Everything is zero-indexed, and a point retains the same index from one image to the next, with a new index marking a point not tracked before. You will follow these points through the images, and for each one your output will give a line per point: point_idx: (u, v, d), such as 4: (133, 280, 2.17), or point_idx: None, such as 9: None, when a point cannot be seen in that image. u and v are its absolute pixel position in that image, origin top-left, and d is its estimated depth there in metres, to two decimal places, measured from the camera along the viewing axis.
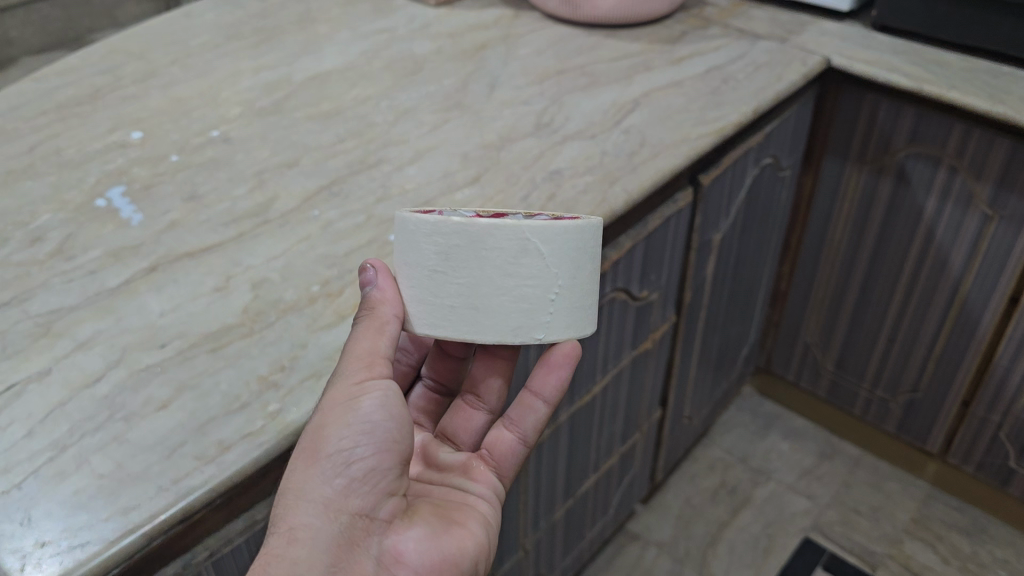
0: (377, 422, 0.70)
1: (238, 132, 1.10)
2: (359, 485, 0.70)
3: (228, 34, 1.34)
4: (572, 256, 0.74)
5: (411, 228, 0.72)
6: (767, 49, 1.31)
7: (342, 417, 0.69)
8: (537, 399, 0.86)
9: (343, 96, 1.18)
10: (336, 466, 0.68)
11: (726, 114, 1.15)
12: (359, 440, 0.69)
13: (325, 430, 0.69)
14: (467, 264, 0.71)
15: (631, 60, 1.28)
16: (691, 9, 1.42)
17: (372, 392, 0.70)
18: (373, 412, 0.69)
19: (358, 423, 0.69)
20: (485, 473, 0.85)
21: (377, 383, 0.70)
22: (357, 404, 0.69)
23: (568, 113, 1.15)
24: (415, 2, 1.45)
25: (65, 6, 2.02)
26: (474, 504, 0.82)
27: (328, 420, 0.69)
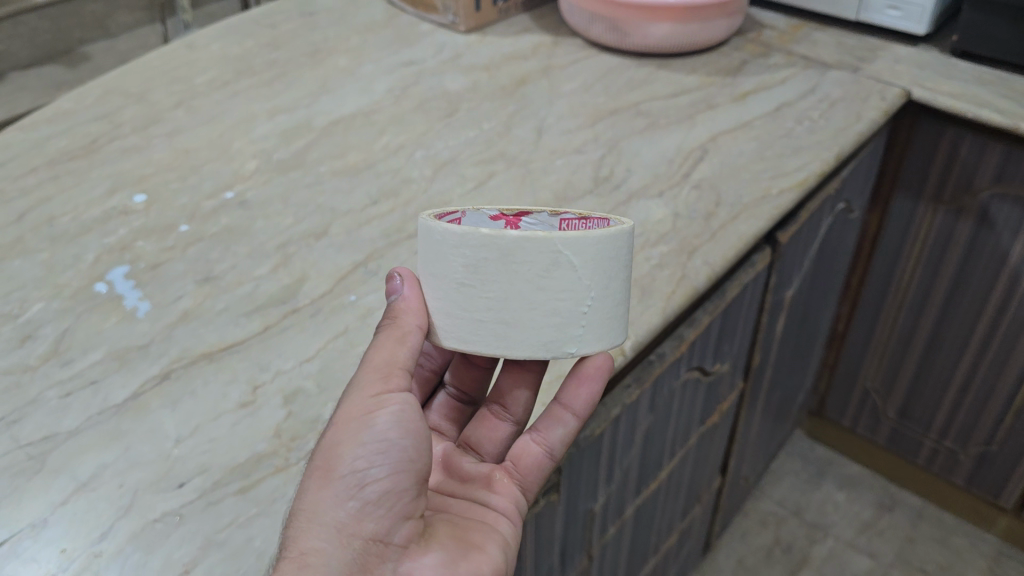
0: (397, 437, 0.59)
1: (256, 193, 0.97)
2: (375, 508, 0.59)
3: (238, 70, 1.20)
4: (610, 266, 0.62)
5: (435, 237, 0.61)
6: (839, 80, 1.18)
7: (356, 434, 0.59)
8: (567, 411, 0.70)
9: (372, 145, 1.05)
10: (349, 487, 0.58)
11: (807, 163, 1.02)
12: (375, 458, 0.58)
13: (337, 449, 0.59)
14: (496, 278, 0.60)
15: (690, 96, 1.14)
16: (748, 33, 1.28)
17: (390, 405, 0.60)
18: (391, 427, 0.59)
19: (374, 438, 0.59)
20: (507, 484, 0.70)
21: (394, 397, 0.60)
22: (373, 420, 0.59)
23: (628, 163, 1.01)
24: (441, 28, 1.31)
25: (54, 17, 1.85)
26: (495, 520, 0.67)
27: (340, 438, 0.59)
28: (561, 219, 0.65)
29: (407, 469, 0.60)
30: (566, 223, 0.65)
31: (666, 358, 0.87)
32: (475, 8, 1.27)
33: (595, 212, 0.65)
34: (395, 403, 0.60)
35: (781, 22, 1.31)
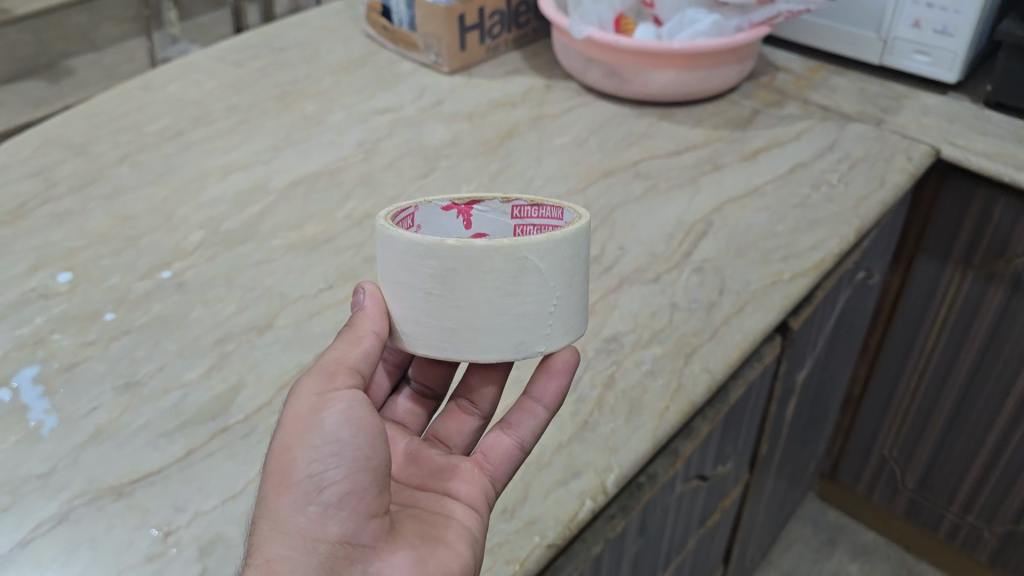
0: (350, 435, 0.54)
1: (198, 273, 0.86)
2: (337, 511, 0.54)
3: (194, 116, 1.09)
4: (574, 263, 0.58)
5: (394, 245, 0.56)
6: (860, 135, 1.05)
7: (304, 433, 0.54)
8: (537, 402, 0.65)
9: (335, 215, 0.93)
10: (306, 493, 0.54)
11: (825, 241, 0.89)
12: (329, 459, 0.54)
13: (289, 453, 0.54)
14: (463, 286, 0.56)
15: (693, 153, 1.02)
16: (760, 77, 1.16)
17: (337, 402, 0.55)
18: (341, 425, 0.54)
19: (325, 439, 0.54)
20: (473, 474, 0.63)
21: (343, 392, 0.56)
22: (321, 418, 0.55)
23: (622, 239, 0.89)
24: (424, 67, 1.18)
25: None
26: (459, 515, 0.60)
27: (291, 443, 0.55)
28: (513, 207, 0.60)
29: (367, 466, 0.55)
30: (518, 211, 0.60)
31: (658, 480, 0.75)
32: (460, 48, 1.15)
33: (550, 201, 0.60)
34: (343, 398, 0.55)
35: (797, 65, 1.19)
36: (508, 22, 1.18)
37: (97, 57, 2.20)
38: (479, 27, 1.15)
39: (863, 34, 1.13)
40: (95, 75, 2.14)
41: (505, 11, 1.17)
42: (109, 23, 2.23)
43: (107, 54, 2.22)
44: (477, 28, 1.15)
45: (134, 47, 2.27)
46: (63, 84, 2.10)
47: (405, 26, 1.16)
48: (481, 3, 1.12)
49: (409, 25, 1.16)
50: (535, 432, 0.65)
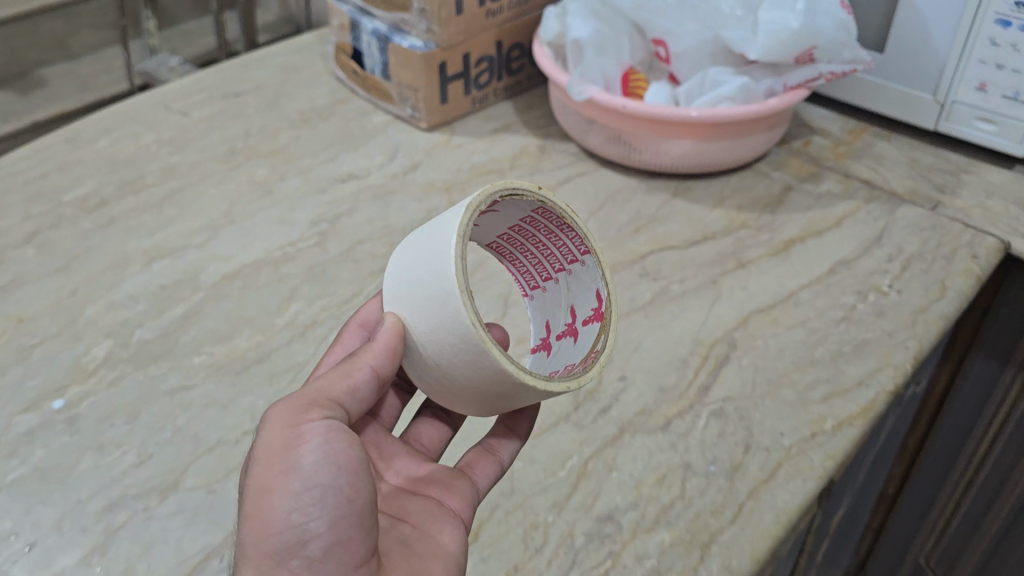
0: (331, 475, 0.49)
1: (95, 405, 0.69)
2: (321, 559, 0.49)
3: (122, 179, 0.91)
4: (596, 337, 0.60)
5: (471, 352, 0.50)
6: (914, 222, 0.88)
7: (281, 476, 0.49)
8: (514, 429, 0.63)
9: (275, 323, 0.76)
10: (288, 544, 0.49)
11: (876, 374, 0.72)
12: (310, 510, 0.49)
13: (267, 495, 0.49)
14: (512, 398, 0.54)
15: (714, 244, 0.85)
16: (793, 141, 0.99)
17: (313, 437, 0.49)
18: (319, 465, 0.49)
19: (305, 484, 0.49)
20: (461, 484, 0.59)
21: (323, 426, 0.50)
22: (298, 458, 0.49)
23: (625, 366, 0.72)
24: (399, 120, 1.00)
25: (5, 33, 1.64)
26: (449, 537, 0.56)
27: (268, 483, 0.49)
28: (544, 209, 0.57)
29: (352, 509, 0.49)
30: (544, 215, 0.58)
31: None
32: (440, 100, 0.97)
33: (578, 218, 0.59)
34: (321, 433, 0.50)
35: (835, 126, 1.02)
36: (498, 69, 1.00)
37: (78, 67, 1.88)
38: (464, 77, 0.97)
39: (916, 94, 0.96)
40: (69, 86, 1.83)
41: (495, 57, 0.99)
42: (86, 31, 1.88)
43: (85, 64, 1.89)
44: (461, 77, 0.97)
45: (111, 57, 1.92)
46: (35, 96, 1.80)
47: (377, 73, 0.99)
48: (466, 49, 0.95)
49: (382, 72, 0.98)
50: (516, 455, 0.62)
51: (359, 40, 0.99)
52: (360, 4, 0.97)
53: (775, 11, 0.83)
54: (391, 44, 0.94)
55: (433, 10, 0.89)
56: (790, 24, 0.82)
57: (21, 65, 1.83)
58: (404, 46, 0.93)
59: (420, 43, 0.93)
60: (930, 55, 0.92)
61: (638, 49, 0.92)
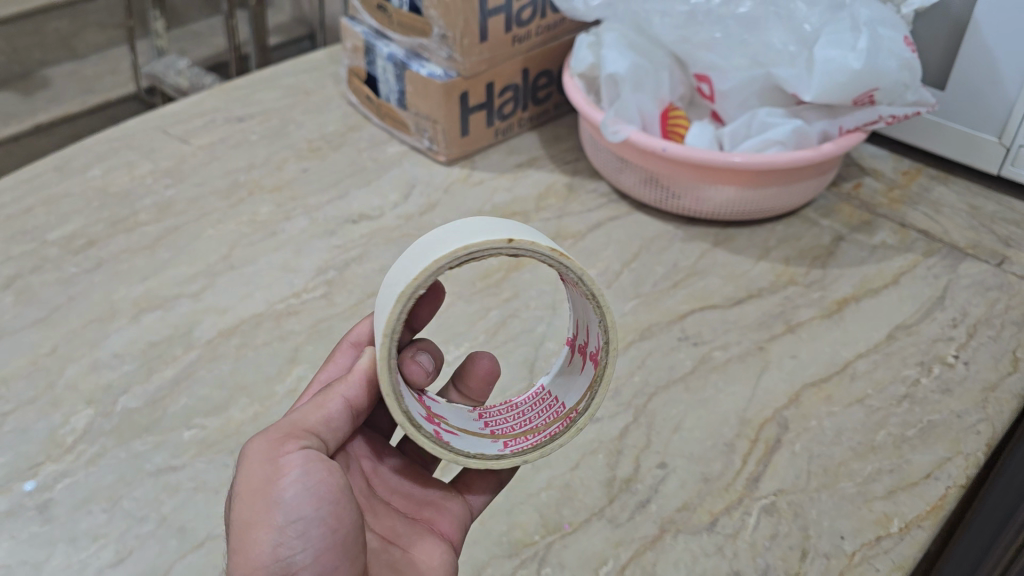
0: (315, 509, 0.45)
1: (71, 487, 0.62)
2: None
3: (113, 217, 0.84)
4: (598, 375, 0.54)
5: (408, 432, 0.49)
6: (979, 281, 0.80)
7: (264, 508, 0.45)
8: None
9: (275, 391, 0.68)
10: None
11: (946, 464, 0.64)
12: (297, 542, 0.44)
13: (250, 533, 0.45)
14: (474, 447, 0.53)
15: (759, 303, 0.77)
16: (843, 184, 0.92)
17: (294, 468, 0.45)
18: (302, 498, 0.45)
19: (288, 517, 0.44)
20: (452, 504, 0.56)
21: (301, 454, 0.46)
22: (278, 492, 0.45)
23: (664, 451, 0.65)
24: (416, 152, 0.93)
25: (8, 35, 1.56)
26: (439, 562, 0.52)
27: (249, 519, 0.45)
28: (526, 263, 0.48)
29: (337, 541, 0.45)
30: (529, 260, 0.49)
31: None
32: (461, 132, 0.89)
33: (571, 262, 0.48)
34: (302, 463, 0.45)
35: (887, 167, 0.94)
36: (523, 98, 0.93)
37: (82, 68, 1.69)
38: (487, 107, 0.89)
39: (980, 136, 0.88)
40: (72, 88, 1.63)
41: (521, 86, 0.91)
42: (92, 30, 1.69)
43: (90, 64, 1.71)
44: (484, 108, 0.89)
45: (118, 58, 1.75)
46: (37, 97, 1.61)
47: (393, 101, 0.91)
48: (490, 78, 0.87)
49: (398, 100, 0.91)
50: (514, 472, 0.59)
51: (374, 65, 0.91)
52: (375, 26, 0.90)
53: (833, 49, 0.76)
54: (408, 71, 0.86)
55: (456, 36, 0.81)
56: (850, 64, 0.75)
57: (23, 65, 1.64)
58: (422, 74, 0.85)
59: (440, 72, 0.85)
60: (999, 95, 0.84)
61: (679, 84, 0.85)
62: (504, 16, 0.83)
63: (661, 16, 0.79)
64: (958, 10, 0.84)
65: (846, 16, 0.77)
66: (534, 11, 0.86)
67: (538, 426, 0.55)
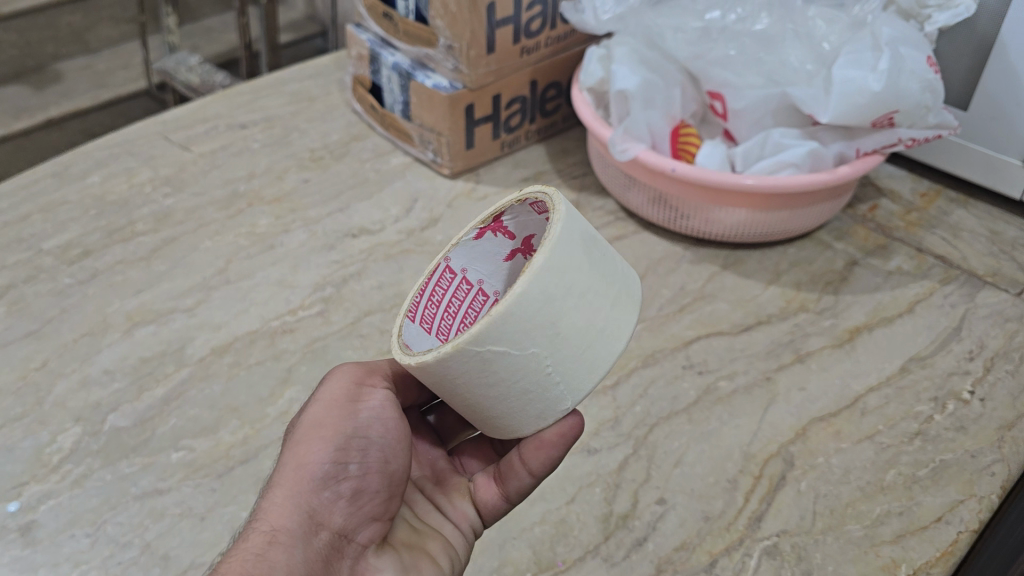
0: (380, 435, 0.50)
1: (54, 510, 0.60)
2: (347, 505, 0.48)
3: (110, 226, 0.82)
4: (560, 300, 0.46)
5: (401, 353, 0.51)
6: (997, 311, 0.78)
7: (336, 418, 0.50)
8: (523, 466, 0.52)
9: (267, 414, 0.66)
10: (321, 477, 0.48)
11: (958, 507, 0.61)
12: (353, 451, 0.49)
13: (317, 431, 0.49)
14: (443, 386, 0.49)
15: (768, 331, 0.75)
16: (858, 206, 0.89)
17: (373, 398, 0.51)
18: (374, 422, 0.50)
19: (354, 430, 0.49)
20: (462, 500, 0.55)
21: (380, 391, 0.52)
22: (355, 410, 0.50)
23: (664, 486, 0.63)
24: (422, 165, 0.91)
25: (20, 28, 1.55)
26: (446, 531, 0.53)
27: (321, 421, 0.49)
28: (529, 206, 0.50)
29: (385, 470, 0.50)
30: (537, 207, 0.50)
31: None
32: (466, 145, 0.87)
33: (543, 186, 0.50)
34: (382, 396, 0.51)
35: (905, 188, 0.92)
36: (531, 110, 0.90)
37: (94, 62, 1.67)
38: (493, 120, 0.87)
39: (1002, 157, 0.85)
40: (84, 83, 1.61)
41: (528, 98, 0.89)
42: (106, 24, 1.67)
43: (103, 59, 1.69)
44: (490, 121, 0.87)
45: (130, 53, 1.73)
46: (48, 91, 1.59)
47: (397, 111, 0.89)
48: (496, 90, 0.85)
49: (403, 111, 0.89)
50: (523, 492, 0.53)
51: (379, 74, 0.89)
52: (381, 34, 0.88)
53: (853, 69, 0.73)
54: (413, 81, 0.84)
55: (462, 47, 0.79)
56: (869, 85, 0.72)
57: (36, 59, 1.62)
58: (427, 85, 0.83)
59: (445, 83, 0.83)
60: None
61: (691, 101, 0.83)
62: (512, 27, 0.81)
63: (674, 31, 0.78)
64: (983, 30, 0.81)
65: (867, 35, 0.74)
66: (544, 21, 0.84)
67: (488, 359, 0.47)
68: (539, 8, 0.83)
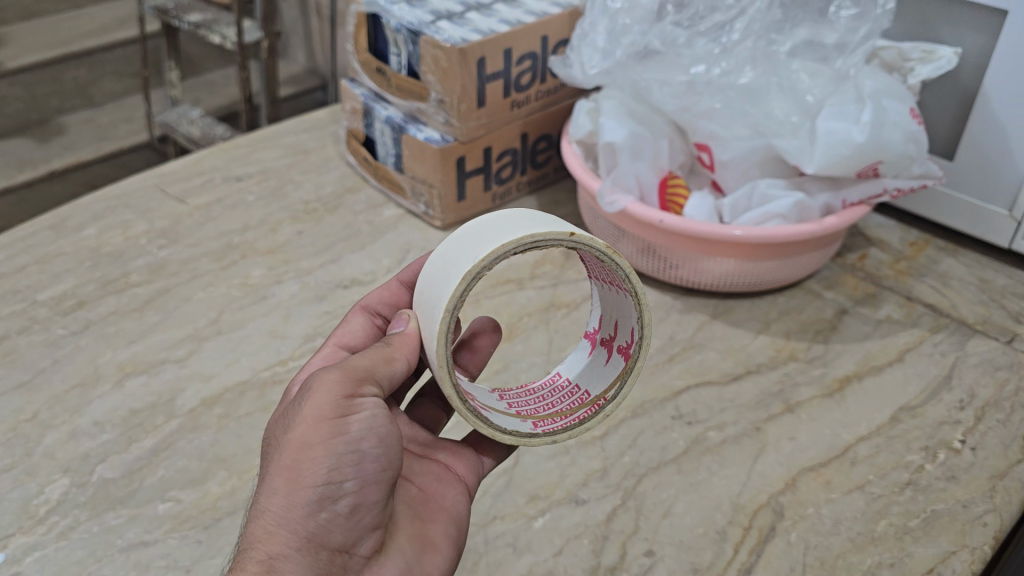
0: (372, 446, 0.47)
1: (40, 561, 0.59)
2: (345, 520, 0.47)
3: (105, 278, 0.83)
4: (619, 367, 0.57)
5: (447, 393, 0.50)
6: (988, 359, 0.78)
7: (326, 437, 0.46)
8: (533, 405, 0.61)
9: (255, 465, 0.66)
10: (316, 502, 0.46)
11: (950, 558, 0.61)
12: (348, 470, 0.46)
13: (308, 454, 0.46)
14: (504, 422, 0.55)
15: (758, 379, 0.75)
16: (847, 255, 0.90)
17: (364, 410, 0.47)
18: (366, 433, 0.46)
19: (347, 447, 0.46)
20: (469, 453, 0.57)
21: (370, 399, 0.48)
22: (345, 425, 0.46)
23: (653, 538, 0.63)
24: (414, 217, 0.92)
25: (26, 82, 1.57)
26: (452, 499, 0.54)
27: (309, 441, 0.46)
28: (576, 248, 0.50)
29: (381, 478, 0.47)
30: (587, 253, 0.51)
31: None
32: (458, 196, 0.88)
33: (620, 260, 0.51)
34: (373, 406, 0.47)
35: (894, 237, 0.93)
36: (522, 162, 0.91)
37: (98, 115, 1.69)
38: (484, 171, 0.88)
39: (989, 208, 0.85)
40: (87, 135, 1.63)
41: (520, 150, 0.90)
42: (110, 78, 1.69)
43: (107, 113, 1.71)
44: (482, 172, 0.88)
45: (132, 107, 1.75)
46: (52, 143, 1.61)
47: (391, 164, 0.91)
48: (487, 142, 0.86)
49: (396, 163, 0.90)
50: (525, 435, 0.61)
51: (372, 128, 0.91)
52: (374, 88, 0.89)
53: (837, 121, 0.74)
54: (405, 134, 0.85)
55: (453, 101, 0.80)
56: (853, 137, 0.73)
57: (41, 112, 1.64)
58: (419, 138, 0.84)
59: (437, 136, 0.84)
60: (1010, 167, 0.82)
61: (679, 152, 0.84)
62: (503, 81, 0.83)
63: (660, 85, 0.79)
64: (967, 81, 0.82)
65: (850, 88, 0.76)
66: (533, 75, 0.86)
67: (563, 410, 0.56)
68: (529, 63, 0.85)
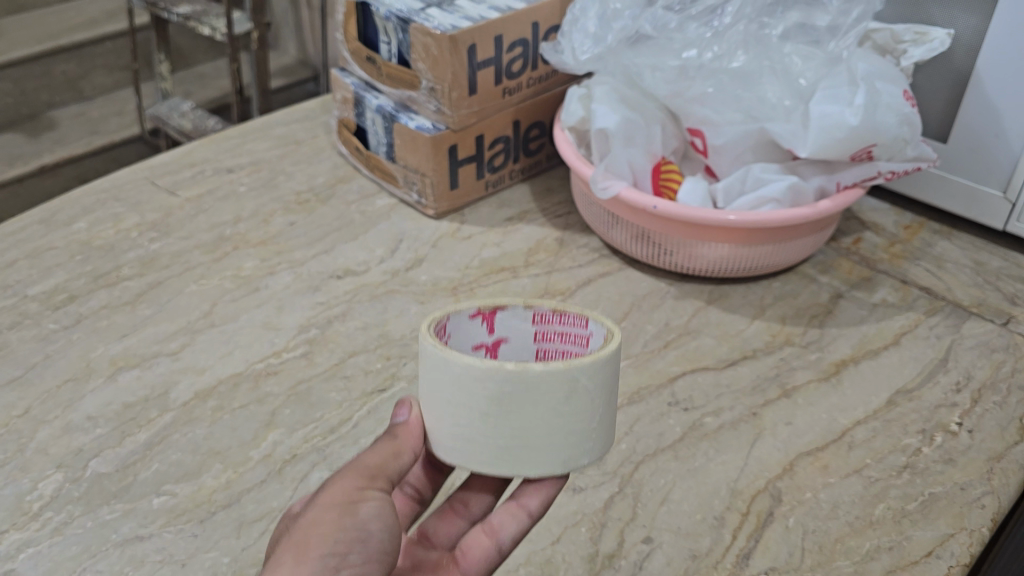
0: (380, 529, 0.44)
1: (33, 558, 0.59)
2: None
3: (96, 271, 0.82)
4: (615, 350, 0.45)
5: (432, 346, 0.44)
6: (984, 342, 0.77)
7: (336, 518, 0.42)
8: (522, 508, 0.50)
9: (250, 457, 0.66)
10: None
11: (948, 540, 0.61)
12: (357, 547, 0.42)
13: (317, 531, 0.42)
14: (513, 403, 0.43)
15: (753, 365, 0.75)
16: (842, 239, 0.90)
17: (372, 501, 0.44)
18: (374, 517, 0.43)
19: (356, 527, 0.43)
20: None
21: (376, 492, 0.45)
22: (354, 509, 0.43)
23: (651, 525, 0.62)
24: (407, 207, 0.91)
25: (14, 77, 1.56)
26: None
27: (319, 521, 0.42)
28: (536, 314, 0.47)
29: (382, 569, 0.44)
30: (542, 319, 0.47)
31: None
32: (451, 185, 0.88)
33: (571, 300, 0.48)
34: (381, 499, 0.44)
35: (889, 221, 0.92)
36: (514, 150, 0.91)
37: (88, 110, 1.68)
38: (477, 159, 0.88)
39: (983, 189, 0.85)
40: (78, 130, 1.62)
41: (512, 138, 0.90)
42: (100, 72, 1.68)
43: (97, 106, 1.70)
44: (474, 161, 0.87)
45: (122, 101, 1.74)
46: (43, 138, 1.60)
47: (382, 153, 0.90)
48: (479, 130, 0.85)
49: (387, 152, 0.89)
50: (518, 539, 0.51)
51: (364, 117, 0.90)
52: (365, 77, 0.88)
53: (829, 104, 0.74)
54: (396, 123, 0.85)
55: (444, 89, 0.80)
56: (846, 119, 0.73)
57: (30, 107, 1.63)
58: (411, 127, 0.83)
59: (429, 125, 0.83)
60: (1003, 148, 0.82)
61: (672, 137, 0.83)
62: (494, 68, 0.82)
63: (652, 70, 0.78)
64: (960, 63, 0.81)
65: (843, 70, 0.75)
66: (525, 62, 0.86)
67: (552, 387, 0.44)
68: (520, 50, 0.84)
